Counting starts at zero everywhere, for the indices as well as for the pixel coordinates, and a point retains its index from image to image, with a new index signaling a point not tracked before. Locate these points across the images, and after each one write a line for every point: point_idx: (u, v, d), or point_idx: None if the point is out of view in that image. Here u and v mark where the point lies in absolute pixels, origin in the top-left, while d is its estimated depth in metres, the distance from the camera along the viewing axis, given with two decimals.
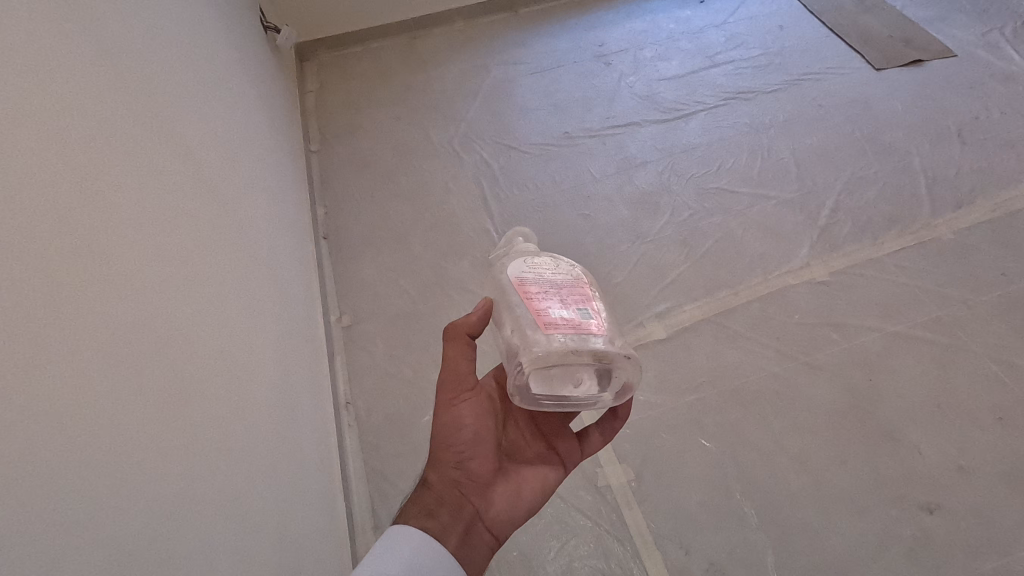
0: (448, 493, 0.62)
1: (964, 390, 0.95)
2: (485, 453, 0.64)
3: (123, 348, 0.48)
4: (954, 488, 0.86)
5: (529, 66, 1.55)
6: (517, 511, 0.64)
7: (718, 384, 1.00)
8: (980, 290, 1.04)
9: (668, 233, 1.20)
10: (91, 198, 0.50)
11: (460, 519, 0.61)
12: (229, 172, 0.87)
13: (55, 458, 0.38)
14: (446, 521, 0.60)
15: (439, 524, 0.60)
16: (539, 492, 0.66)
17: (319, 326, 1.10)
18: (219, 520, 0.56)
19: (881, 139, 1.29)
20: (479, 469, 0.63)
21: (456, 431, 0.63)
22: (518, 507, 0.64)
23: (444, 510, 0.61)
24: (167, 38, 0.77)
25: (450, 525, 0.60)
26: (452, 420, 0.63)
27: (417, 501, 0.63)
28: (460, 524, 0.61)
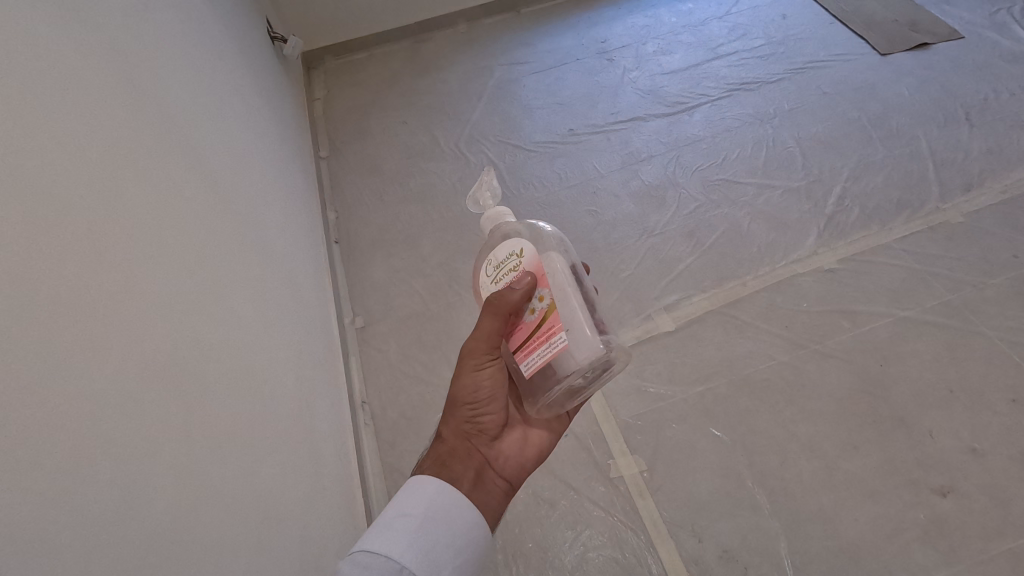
0: (460, 446, 0.64)
1: (977, 373, 0.94)
2: (498, 411, 0.66)
3: (144, 356, 0.51)
4: (968, 471, 0.86)
5: (533, 65, 1.56)
6: (519, 467, 0.67)
7: (728, 374, 1.00)
8: (992, 273, 1.04)
9: (675, 226, 1.21)
10: (105, 212, 0.52)
11: (472, 468, 0.62)
12: (241, 180, 0.89)
13: (77, 462, 0.40)
14: (459, 470, 0.61)
15: (453, 471, 0.61)
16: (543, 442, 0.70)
17: (334, 327, 1.12)
18: (241, 516, 0.58)
19: (888, 125, 1.28)
20: (489, 427, 0.66)
21: (474, 390, 0.64)
22: (525, 455, 0.68)
23: (457, 460, 0.62)
24: (176, 54, 0.80)
25: (462, 472, 0.61)
26: (473, 382, 0.64)
27: (431, 453, 0.64)
28: (472, 472, 0.62)
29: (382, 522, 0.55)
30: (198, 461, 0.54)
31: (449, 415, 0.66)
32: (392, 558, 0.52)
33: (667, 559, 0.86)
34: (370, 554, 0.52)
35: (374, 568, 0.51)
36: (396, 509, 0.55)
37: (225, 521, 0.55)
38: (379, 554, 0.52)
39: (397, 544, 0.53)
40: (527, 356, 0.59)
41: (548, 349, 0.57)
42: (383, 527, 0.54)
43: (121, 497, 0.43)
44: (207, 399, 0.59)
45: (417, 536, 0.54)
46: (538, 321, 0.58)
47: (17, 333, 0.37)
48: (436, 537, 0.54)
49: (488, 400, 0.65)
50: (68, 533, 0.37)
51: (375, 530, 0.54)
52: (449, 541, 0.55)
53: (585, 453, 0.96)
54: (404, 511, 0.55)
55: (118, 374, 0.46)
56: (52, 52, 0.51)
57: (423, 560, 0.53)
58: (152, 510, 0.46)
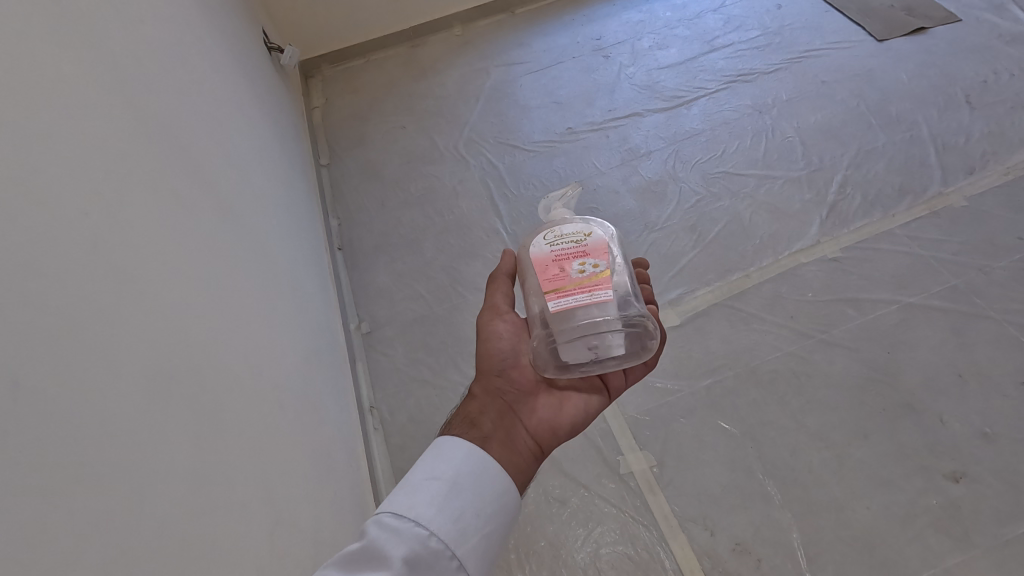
0: (489, 405, 0.65)
1: (986, 357, 0.94)
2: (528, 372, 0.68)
3: (154, 365, 0.52)
4: (979, 456, 0.86)
5: (529, 65, 1.56)
6: (552, 433, 0.66)
7: (735, 367, 1.00)
8: (997, 256, 1.03)
9: (677, 220, 1.21)
10: (107, 227, 0.52)
11: (500, 429, 0.62)
12: (243, 190, 0.90)
13: (84, 476, 0.40)
14: (488, 428, 0.61)
15: (483, 428, 0.61)
16: (582, 411, 0.68)
17: (340, 334, 1.13)
18: (253, 521, 0.59)
19: (888, 111, 1.27)
20: (521, 388, 0.67)
21: (498, 342, 0.69)
22: (560, 421, 0.67)
23: (486, 417, 0.63)
24: (176, 67, 0.81)
25: (491, 434, 0.61)
26: (493, 333, 0.70)
27: (462, 409, 0.65)
28: (501, 433, 0.62)
29: (409, 484, 0.53)
30: (207, 469, 0.54)
31: (480, 373, 0.69)
32: (422, 524, 0.50)
33: (680, 553, 0.86)
34: (398, 516, 0.50)
35: (402, 532, 0.50)
36: (423, 472, 0.54)
37: (239, 528, 0.56)
38: (408, 517, 0.50)
39: (425, 509, 0.51)
40: (559, 298, 0.64)
41: (589, 298, 0.63)
42: (411, 490, 0.53)
43: (127, 510, 0.43)
44: (216, 409, 0.59)
45: (446, 502, 0.52)
46: (586, 278, 0.64)
47: (17, 351, 0.37)
48: (467, 505, 0.53)
49: (511, 351, 0.69)
50: (75, 547, 0.37)
51: (403, 494, 0.53)
52: (476, 510, 0.53)
53: (594, 450, 0.96)
54: (434, 475, 0.54)
55: (123, 390, 0.47)
56: (54, 74, 0.52)
57: (452, 528, 0.51)
58: (162, 520, 0.46)
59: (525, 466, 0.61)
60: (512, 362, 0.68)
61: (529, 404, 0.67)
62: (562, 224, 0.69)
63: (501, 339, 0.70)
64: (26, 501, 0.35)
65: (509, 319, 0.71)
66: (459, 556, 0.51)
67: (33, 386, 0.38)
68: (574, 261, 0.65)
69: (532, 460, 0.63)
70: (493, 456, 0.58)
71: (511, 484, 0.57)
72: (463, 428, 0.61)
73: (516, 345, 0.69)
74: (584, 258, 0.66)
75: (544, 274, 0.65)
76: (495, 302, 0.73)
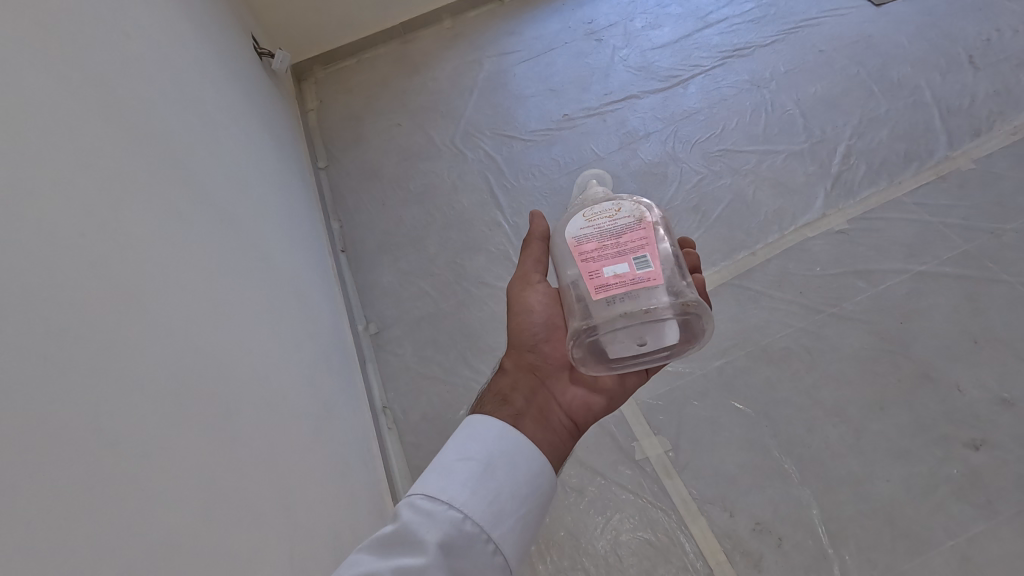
0: (522, 383, 0.65)
1: (1001, 322, 0.93)
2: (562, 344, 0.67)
3: (163, 379, 0.52)
4: (998, 422, 0.85)
5: (522, 53, 1.55)
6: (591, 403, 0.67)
7: (745, 346, 0.99)
8: (1008, 218, 1.01)
9: (679, 202, 1.19)
10: (104, 247, 0.51)
11: (533, 406, 0.62)
12: (241, 199, 0.90)
13: (96, 498, 0.40)
14: (521, 404, 0.61)
15: (515, 405, 0.61)
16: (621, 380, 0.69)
17: (349, 336, 1.13)
18: (271, 529, 0.59)
19: (889, 77, 1.25)
20: (554, 361, 0.67)
21: (529, 317, 0.69)
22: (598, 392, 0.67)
23: (519, 394, 0.63)
24: (166, 79, 0.81)
25: (524, 408, 0.61)
26: (524, 306, 0.70)
27: (494, 385, 0.66)
28: (534, 410, 0.62)
29: (442, 466, 0.54)
30: (219, 480, 0.54)
31: (513, 347, 0.69)
32: (455, 506, 0.50)
33: (700, 536, 0.86)
34: (431, 499, 0.51)
35: (435, 515, 0.50)
36: (454, 452, 0.55)
37: (257, 535, 0.56)
38: (441, 500, 0.51)
39: (457, 492, 0.51)
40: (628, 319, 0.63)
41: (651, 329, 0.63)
42: (444, 472, 0.53)
43: (142, 527, 0.43)
44: (226, 421, 0.59)
45: (480, 485, 0.52)
46: None
47: (16, 376, 0.37)
48: (499, 486, 0.53)
49: (544, 327, 0.68)
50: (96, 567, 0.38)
51: (435, 476, 0.53)
52: (511, 491, 0.53)
53: (608, 436, 0.96)
54: (466, 456, 0.54)
55: (130, 407, 0.46)
56: (44, 96, 0.52)
57: (486, 511, 0.51)
58: (176, 535, 0.46)
59: (557, 446, 0.61)
60: (546, 337, 0.68)
61: (565, 379, 0.67)
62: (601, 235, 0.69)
63: (533, 313, 0.69)
64: (37, 523, 0.35)
65: (539, 292, 0.70)
66: (494, 537, 0.51)
67: (37, 412, 0.38)
68: None
69: (565, 436, 0.63)
70: (525, 435, 0.57)
71: (548, 463, 0.58)
72: (495, 403, 0.61)
73: (549, 321, 0.68)
74: None
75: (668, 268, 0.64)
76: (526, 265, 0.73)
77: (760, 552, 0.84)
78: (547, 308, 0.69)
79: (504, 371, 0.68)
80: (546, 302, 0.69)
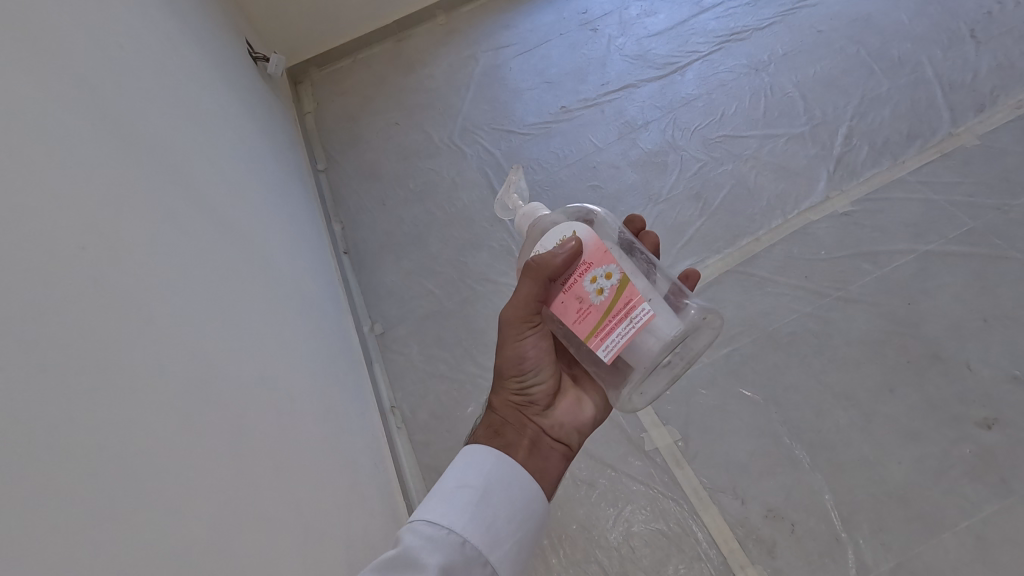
0: (510, 415, 0.66)
1: (1010, 299, 0.92)
2: (547, 380, 0.67)
3: (172, 390, 0.52)
4: (1010, 400, 0.85)
5: (517, 47, 1.53)
6: (574, 432, 0.70)
7: (752, 333, 0.99)
8: (1015, 193, 1.00)
9: (680, 190, 1.18)
10: (105, 259, 0.52)
11: (525, 436, 0.64)
12: (242, 205, 0.90)
13: (108, 511, 0.40)
14: (513, 437, 0.63)
15: (507, 438, 0.63)
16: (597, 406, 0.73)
17: (355, 337, 1.13)
18: (284, 534, 0.60)
19: (890, 55, 1.23)
20: (539, 397, 0.67)
21: (521, 361, 0.66)
22: (580, 418, 0.71)
23: (511, 427, 0.64)
24: (162, 88, 0.81)
25: (516, 441, 0.63)
26: (517, 351, 0.66)
27: (483, 422, 0.66)
28: (525, 441, 0.64)
29: (440, 492, 0.55)
30: (230, 488, 0.54)
31: (497, 386, 0.68)
32: (455, 531, 0.52)
33: (712, 525, 0.86)
34: (432, 524, 0.53)
35: (436, 538, 0.52)
36: (453, 479, 0.57)
37: (269, 540, 0.57)
38: (442, 524, 0.53)
39: (457, 517, 0.53)
40: (602, 340, 0.56)
41: (629, 324, 0.56)
42: (443, 498, 0.55)
43: (154, 539, 0.43)
44: (236, 430, 0.59)
45: (478, 509, 0.54)
46: (608, 300, 0.56)
47: (24, 392, 0.37)
48: (497, 511, 0.55)
49: (534, 369, 0.67)
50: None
51: (435, 501, 0.55)
52: (507, 515, 0.56)
53: (617, 429, 0.96)
54: (465, 483, 0.56)
55: (138, 420, 0.47)
56: (41, 111, 0.52)
57: (484, 535, 0.53)
58: (188, 545, 0.46)
59: (549, 472, 0.64)
60: (536, 378, 0.67)
61: (548, 410, 0.68)
62: (546, 238, 0.61)
63: (525, 358, 0.66)
64: (52, 539, 0.35)
65: (534, 334, 0.66)
66: (489, 560, 0.53)
67: (48, 428, 0.38)
68: (587, 276, 0.57)
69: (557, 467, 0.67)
70: (518, 462, 0.60)
71: (540, 490, 0.60)
72: (488, 438, 0.63)
73: (540, 360, 0.67)
74: (592, 271, 0.57)
75: (569, 313, 0.58)
76: (520, 302, 0.63)
77: (773, 539, 0.83)
78: (539, 351, 0.66)
79: (490, 408, 0.68)
80: (539, 344, 0.66)
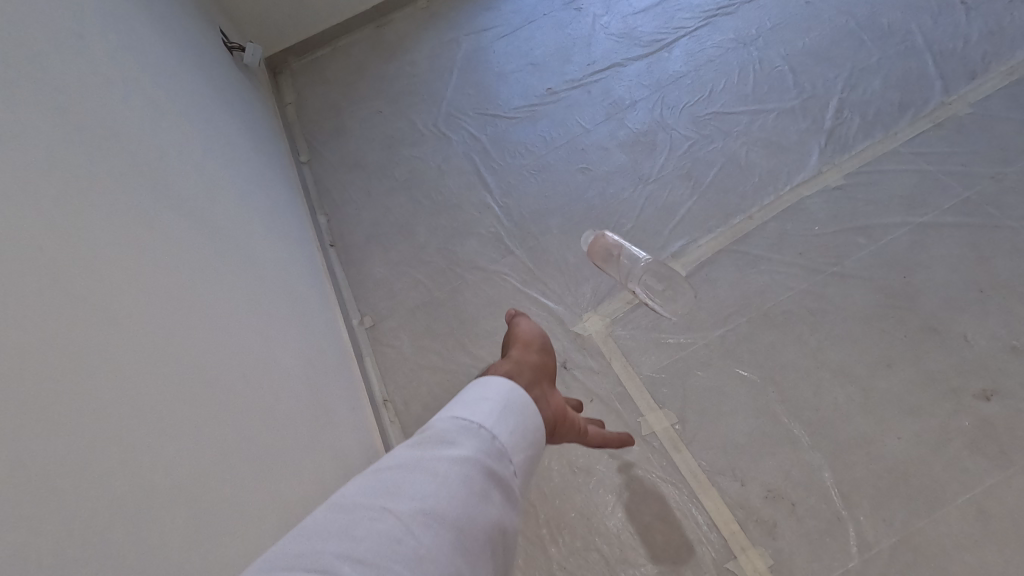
0: (519, 369, 0.62)
1: (1006, 268, 0.91)
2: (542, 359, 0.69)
3: (141, 393, 0.51)
4: (1008, 370, 0.84)
5: (500, 29, 1.50)
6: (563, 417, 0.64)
7: (747, 312, 0.97)
8: (1009, 160, 0.99)
9: (671, 169, 1.16)
10: (61, 258, 0.49)
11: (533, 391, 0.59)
12: (219, 199, 0.87)
13: (63, 527, 0.38)
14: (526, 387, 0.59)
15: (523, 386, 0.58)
16: (575, 432, 0.69)
17: (343, 330, 1.11)
18: (267, 534, 0.58)
19: (879, 24, 1.21)
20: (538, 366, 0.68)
21: (525, 337, 0.74)
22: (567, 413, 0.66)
23: (524, 378, 0.60)
24: (127, 80, 0.78)
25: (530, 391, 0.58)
26: (525, 330, 0.76)
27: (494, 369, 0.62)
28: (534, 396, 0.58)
29: (464, 399, 0.51)
30: (205, 495, 0.53)
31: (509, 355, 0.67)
32: (485, 428, 0.48)
33: (712, 508, 0.85)
34: (461, 419, 0.48)
35: (470, 430, 0.48)
36: (475, 391, 0.52)
37: (251, 543, 0.55)
38: (472, 420, 0.48)
39: (485, 417, 0.49)
40: None
41: None
42: (466, 403, 0.50)
43: (120, 552, 0.42)
44: (213, 434, 0.58)
45: (506, 419, 0.50)
46: None
47: None
48: (520, 426, 0.51)
49: (527, 345, 0.72)
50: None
51: (457, 407, 0.50)
52: (528, 435, 0.51)
53: (614, 414, 0.94)
54: (485, 395, 0.51)
55: (101, 426, 0.45)
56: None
57: (512, 443, 0.49)
58: (157, 555, 0.44)
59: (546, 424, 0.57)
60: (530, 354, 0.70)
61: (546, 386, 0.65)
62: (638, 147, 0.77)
63: (524, 342, 0.73)
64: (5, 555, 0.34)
65: (525, 322, 0.78)
66: (517, 470, 0.49)
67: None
68: None
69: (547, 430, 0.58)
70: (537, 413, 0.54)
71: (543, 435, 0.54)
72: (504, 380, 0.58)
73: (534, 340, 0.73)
74: None
75: None
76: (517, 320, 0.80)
77: (773, 520, 0.83)
78: (532, 336, 0.74)
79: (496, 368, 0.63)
80: (535, 331, 0.76)
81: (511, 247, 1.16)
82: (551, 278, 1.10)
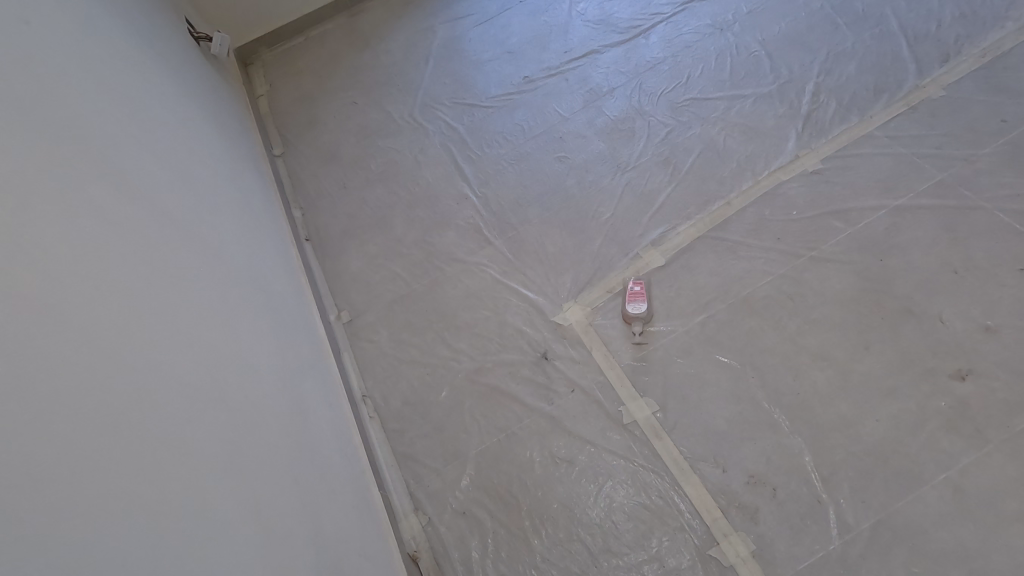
0: None
1: (979, 249, 0.92)
2: None
3: (98, 393, 0.49)
4: (983, 350, 0.85)
5: (475, 17, 1.47)
6: None
7: (726, 299, 0.97)
8: (982, 142, 1.00)
9: (649, 157, 1.15)
10: (8, 250, 0.46)
11: None
12: (183, 191, 0.84)
13: (10, 534, 0.36)
14: None
15: None
16: None
17: (319, 326, 1.09)
18: (236, 533, 0.57)
19: (853, 8, 1.21)
20: None
21: None
22: None
23: None
24: (82, 67, 0.75)
25: None
26: None
27: None
28: None
29: None
30: (167, 496, 0.51)
31: None
32: None
33: (695, 496, 0.85)
34: None
35: None
36: None
37: (218, 543, 0.54)
38: None
39: None
40: None
41: None
42: None
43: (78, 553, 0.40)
44: (175, 432, 0.56)
45: None
46: None
47: None
48: None
49: None
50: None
51: None
52: None
53: (595, 404, 0.94)
54: None
55: (56, 427, 0.43)
56: None
57: None
58: (117, 557, 0.43)
59: None
60: None
61: None
62: None
63: None
64: None
65: None
66: None
67: None
68: None
69: None
70: None
71: None
72: None
73: None
74: None
75: None
76: None
77: (755, 505, 0.83)
78: None
79: None
80: None
81: (490, 238, 1.14)
82: (530, 269, 1.09)
